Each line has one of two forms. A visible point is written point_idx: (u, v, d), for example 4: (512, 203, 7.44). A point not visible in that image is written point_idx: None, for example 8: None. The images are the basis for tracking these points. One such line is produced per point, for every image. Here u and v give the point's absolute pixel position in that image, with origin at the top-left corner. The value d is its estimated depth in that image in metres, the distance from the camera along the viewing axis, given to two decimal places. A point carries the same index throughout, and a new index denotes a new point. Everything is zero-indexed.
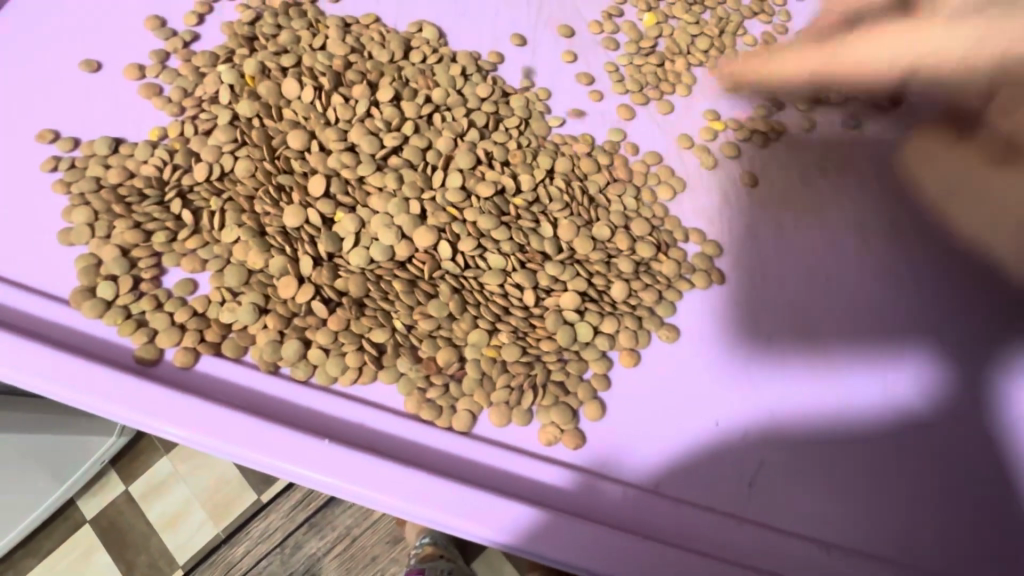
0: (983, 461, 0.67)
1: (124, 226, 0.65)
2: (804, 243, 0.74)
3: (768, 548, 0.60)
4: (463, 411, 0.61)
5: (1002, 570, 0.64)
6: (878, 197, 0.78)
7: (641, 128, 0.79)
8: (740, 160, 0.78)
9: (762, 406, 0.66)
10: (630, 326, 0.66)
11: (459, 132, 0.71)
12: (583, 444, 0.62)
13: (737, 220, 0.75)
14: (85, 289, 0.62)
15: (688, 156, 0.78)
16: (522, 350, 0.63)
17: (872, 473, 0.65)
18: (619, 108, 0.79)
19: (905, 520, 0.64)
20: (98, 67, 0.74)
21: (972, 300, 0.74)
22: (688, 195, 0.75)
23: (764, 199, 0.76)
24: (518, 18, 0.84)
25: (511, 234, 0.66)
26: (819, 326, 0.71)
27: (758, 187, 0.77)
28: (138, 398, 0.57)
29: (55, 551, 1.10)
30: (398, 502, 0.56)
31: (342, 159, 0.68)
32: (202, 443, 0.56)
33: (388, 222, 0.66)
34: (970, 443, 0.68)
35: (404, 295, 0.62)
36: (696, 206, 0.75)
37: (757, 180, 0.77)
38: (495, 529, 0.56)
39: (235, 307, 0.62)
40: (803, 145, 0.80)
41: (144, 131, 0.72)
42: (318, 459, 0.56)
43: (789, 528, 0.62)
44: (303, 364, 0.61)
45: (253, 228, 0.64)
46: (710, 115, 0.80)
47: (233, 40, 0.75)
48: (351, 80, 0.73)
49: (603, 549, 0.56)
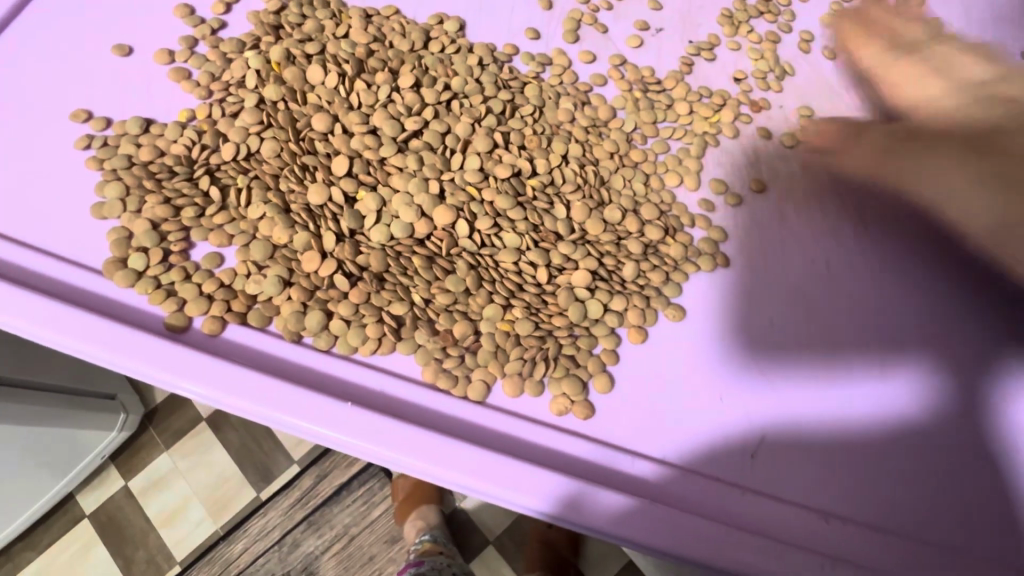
0: (974, 449, 0.69)
1: (155, 201, 0.67)
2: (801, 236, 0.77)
3: (761, 529, 0.63)
4: (477, 381, 0.64)
5: (993, 553, 0.65)
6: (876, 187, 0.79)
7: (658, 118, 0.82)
8: (743, 147, 0.81)
9: (766, 383, 0.69)
10: (638, 304, 0.69)
11: (477, 118, 0.74)
12: (592, 414, 0.65)
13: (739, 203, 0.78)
14: (118, 261, 0.65)
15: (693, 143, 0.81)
16: (535, 325, 0.66)
17: (865, 459, 0.67)
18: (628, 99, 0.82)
19: (899, 504, 0.66)
20: (129, 51, 0.77)
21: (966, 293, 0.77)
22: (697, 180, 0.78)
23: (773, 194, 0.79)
24: (534, 12, 0.87)
25: (526, 214, 0.69)
26: (820, 311, 0.73)
27: (766, 193, 0.79)
28: (175, 363, 0.59)
29: (60, 540, 1.13)
30: (423, 466, 0.58)
31: (364, 141, 0.71)
32: (231, 405, 0.59)
33: (408, 201, 0.68)
34: (957, 438, 0.70)
35: (422, 270, 0.65)
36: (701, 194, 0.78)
37: (765, 187, 0.79)
38: (513, 491, 0.59)
39: (261, 279, 0.65)
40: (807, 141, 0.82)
41: (174, 113, 0.75)
42: (345, 422, 0.59)
43: (785, 507, 0.64)
44: (326, 335, 0.64)
45: (278, 205, 0.67)
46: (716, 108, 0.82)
47: (260, 28, 0.79)
48: (373, 67, 0.77)
49: (613, 512, 0.59)
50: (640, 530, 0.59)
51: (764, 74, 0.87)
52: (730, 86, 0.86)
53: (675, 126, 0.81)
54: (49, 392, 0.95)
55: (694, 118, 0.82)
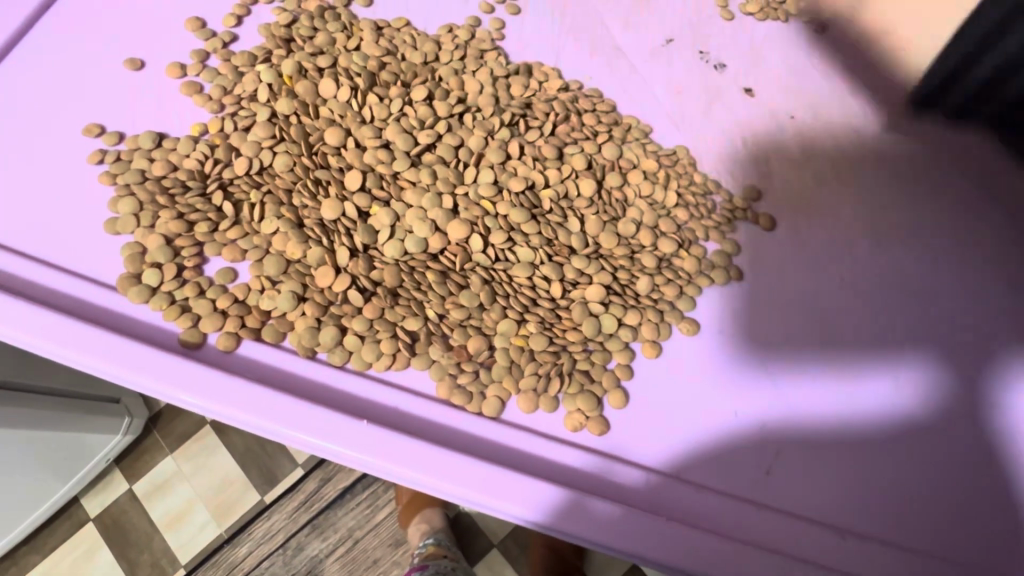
0: (986, 459, 0.69)
1: (169, 216, 0.67)
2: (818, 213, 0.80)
3: (775, 543, 0.62)
4: (492, 397, 0.64)
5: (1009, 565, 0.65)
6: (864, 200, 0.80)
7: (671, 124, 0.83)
8: (755, 143, 0.83)
9: (779, 398, 0.69)
10: (652, 319, 0.69)
11: (490, 131, 0.74)
12: (607, 431, 0.65)
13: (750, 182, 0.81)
14: (131, 276, 0.65)
15: (702, 145, 0.82)
16: (549, 340, 0.65)
17: (880, 468, 0.67)
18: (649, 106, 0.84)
19: (911, 514, 0.66)
20: (141, 65, 0.77)
21: (982, 307, 0.76)
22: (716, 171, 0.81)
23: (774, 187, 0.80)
24: (543, 24, 0.88)
25: (540, 228, 0.69)
26: (832, 322, 0.73)
27: (776, 231, 0.78)
28: (187, 379, 0.60)
29: (65, 544, 1.13)
30: (432, 481, 0.58)
31: (377, 155, 0.71)
32: (243, 421, 0.59)
33: (422, 215, 0.68)
34: (972, 448, 0.69)
35: (436, 286, 0.65)
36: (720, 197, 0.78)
37: (775, 224, 0.77)
38: (525, 507, 0.58)
39: (275, 294, 0.65)
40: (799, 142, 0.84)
41: (186, 127, 0.75)
42: (355, 438, 0.59)
43: (800, 523, 0.64)
44: (340, 350, 0.64)
45: (291, 220, 0.67)
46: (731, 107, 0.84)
47: (271, 41, 0.79)
48: (386, 80, 0.76)
49: (622, 530, 0.59)
50: (648, 543, 0.58)
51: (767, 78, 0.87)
52: (742, 98, 0.86)
53: (669, 136, 0.82)
54: (31, 392, 0.91)
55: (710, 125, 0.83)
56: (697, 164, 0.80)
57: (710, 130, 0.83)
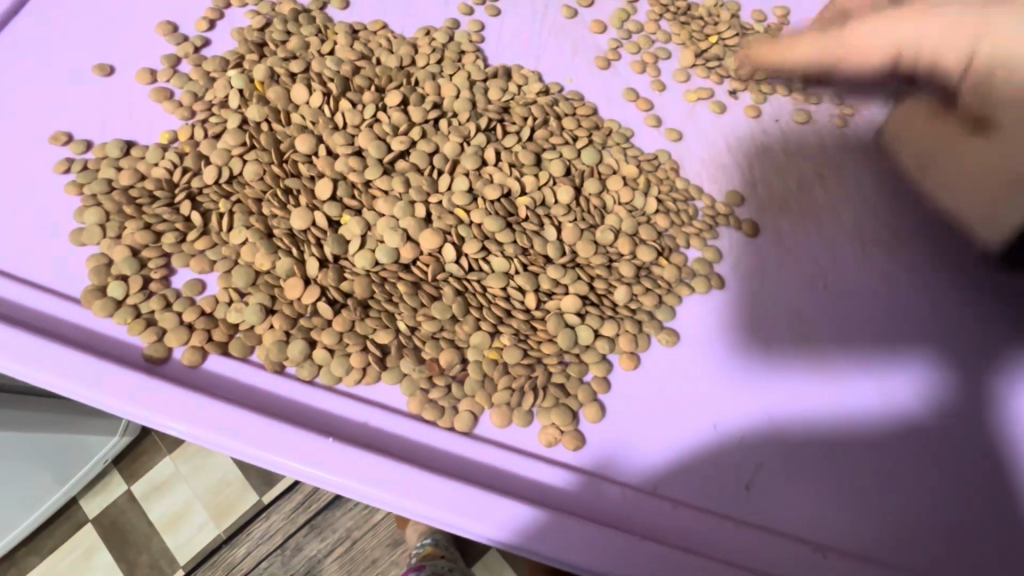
0: (987, 464, 0.67)
1: (135, 227, 0.66)
2: (805, 214, 0.78)
3: (772, 552, 0.61)
4: (464, 411, 0.62)
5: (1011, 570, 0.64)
6: (855, 203, 0.79)
7: (654, 127, 0.81)
8: (739, 140, 0.82)
9: (763, 412, 0.67)
10: (630, 329, 0.68)
11: (465, 136, 0.73)
12: (583, 445, 0.63)
13: (737, 182, 0.79)
14: (96, 289, 0.64)
15: (679, 146, 0.80)
16: (524, 352, 0.64)
17: (878, 475, 0.65)
18: (636, 105, 0.82)
19: (911, 520, 0.64)
20: (111, 71, 0.76)
21: (984, 307, 0.75)
22: (703, 172, 0.79)
23: (755, 191, 0.78)
24: (524, 26, 0.86)
25: (515, 237, 0.68)
26: (820, 328, 0.71)
27: (759, 237, 0.76)
28: (150, 397, 0.58)
29: (61, 547, 1.12)
30: (401, 501, 0.57)
31: (349, 163, 0.70)
32: (207, 440, 0.58)
33: (393, 225, 0.67)
34: (977, 450, 0.68)
35: (407, 297, 0.63)
36: (706, 201, 0.76)
37: (758, 229, 0.76)
38: (497, 528, 0.57)
39: (242, 306, 0.63)
40: (784, 141, 0.82)
41: (155, 133, 0.73)
42: (321, 456, 0.57)
43: (796, 533, 0.62)
44: (309, 364, 0.63)
45: (260, 230, 0.66)
46: (715, 107, 0.83)
47: (244, 46, 0.77)
48: (359, 85, 0.75)
49: (600, 549, 0.57)
50: (623, 560, 0.57)
51: (750, 78, 0.85)
52: (727, 100, 0.84)
53: (648, 139, 0.80)
54: (33, 395, 0.89)
55: (694, 129, 0.82)
56: (679, 169, 0.78)
57: (691, 134, 0.81)
